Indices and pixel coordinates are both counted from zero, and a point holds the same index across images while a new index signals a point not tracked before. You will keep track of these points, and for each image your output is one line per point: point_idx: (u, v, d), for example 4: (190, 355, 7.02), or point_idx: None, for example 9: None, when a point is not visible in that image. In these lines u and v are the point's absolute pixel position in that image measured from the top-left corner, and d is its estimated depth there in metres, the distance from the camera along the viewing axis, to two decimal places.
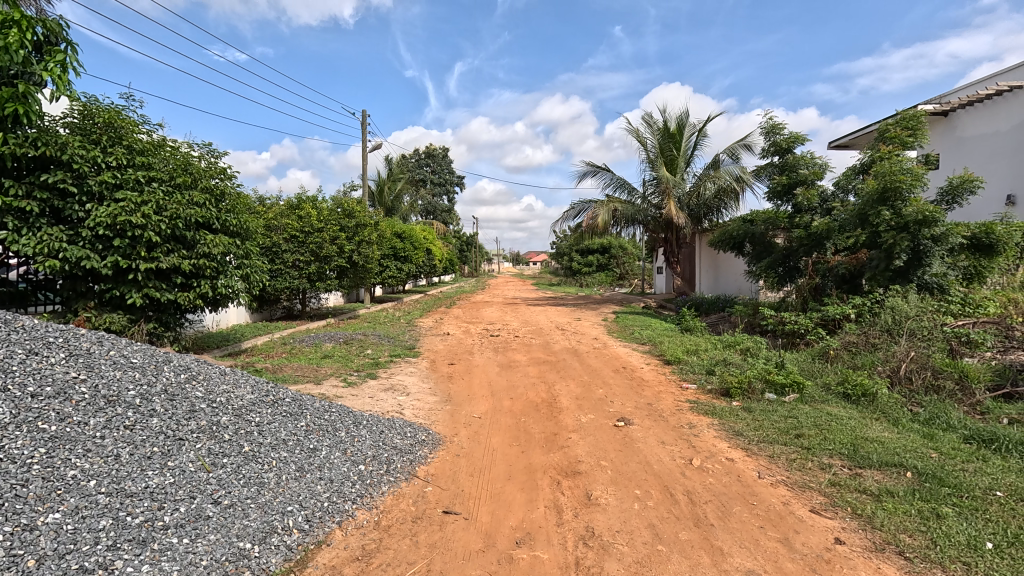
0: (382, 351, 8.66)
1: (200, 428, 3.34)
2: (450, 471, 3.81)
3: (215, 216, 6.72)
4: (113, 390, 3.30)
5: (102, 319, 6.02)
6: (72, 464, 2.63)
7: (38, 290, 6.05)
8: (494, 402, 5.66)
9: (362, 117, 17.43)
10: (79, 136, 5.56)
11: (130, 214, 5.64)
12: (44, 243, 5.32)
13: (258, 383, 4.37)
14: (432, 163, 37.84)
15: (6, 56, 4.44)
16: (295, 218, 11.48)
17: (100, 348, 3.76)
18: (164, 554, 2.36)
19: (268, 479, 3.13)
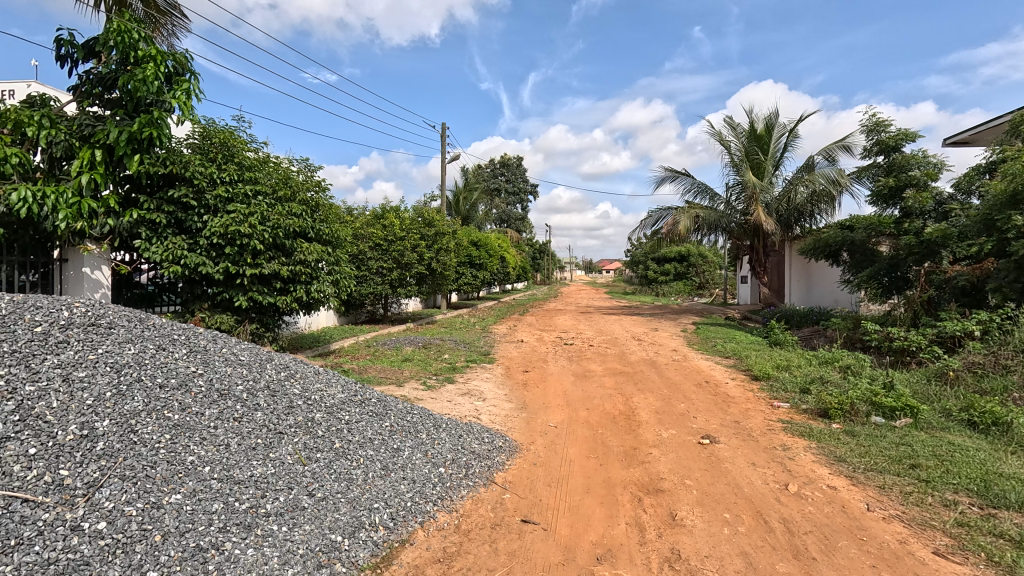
0: (458, 356, 8.88)
1: (297, 423, 3.58)
2: (528, 480, 3.79)
3: (310, 226, 7.22)
4: (224, 385, 3.62)
5: (214, 320, 6.69)
6: (191, 450, 2.90)
7: (163, 292, 6.83)
8: (570, 412, 5.58)
9: (441, 131, 18.10)
10: (200, 155, 6.22)
11: (239, 224, 6.22)
12: (169, 251, 6.02)
13: (347, 383, 4.60)
14: (506, 172, 38.46)
15: (144, 87, 5.24)
16: (379, 227, 12.13)
17: (215, 345, 4.17)
18: (265, 539, 2.53)
19: (356, 475, 3.28)
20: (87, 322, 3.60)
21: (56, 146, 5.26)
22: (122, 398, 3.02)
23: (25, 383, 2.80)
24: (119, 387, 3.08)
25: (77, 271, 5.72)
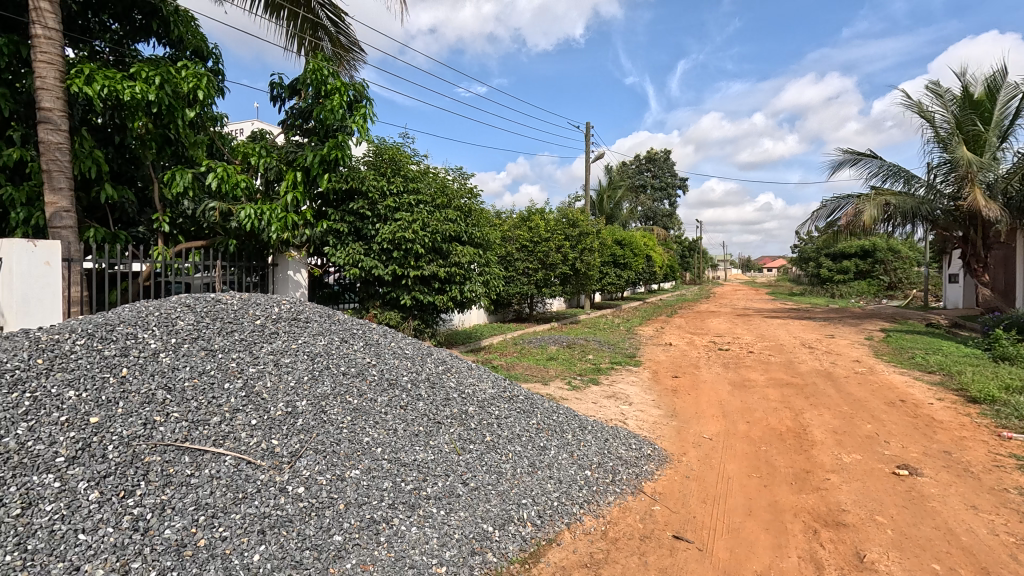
0: (603, 357, 8.75)
1: (453, 415, 3.85)
2: (680, 493, 3.56)
3: (464, 230, 7.74)
4: (393, 375, 4.04)
5: (384, 316, 7.53)
6: (366, 432, 3.28)
7: (345, 291, 7.77)
8: (727, 424, 5.13)
9: (586, 130, 18.07)
10: (373, 171, 7.06)
11: (404, 230, 6.90)
12: (350, 255, 6.93)
13: (497, 379, 4.82)
14: (653, 167, 36.98)
15: (332, 116, 6.25)
16: (525, 229, 12.54)
17: (385, 339, 4.68)
18: (427, 520, 2.75)
19: (505, 469, 3.41)
20: (291, 316, 4.30)
21: (269, 171, 6.49)
22: (315, 382, 3.54)
23: (249, 365, 3.45)
24: (314, 373, 3.63)
25: (285, 274, 6.85)
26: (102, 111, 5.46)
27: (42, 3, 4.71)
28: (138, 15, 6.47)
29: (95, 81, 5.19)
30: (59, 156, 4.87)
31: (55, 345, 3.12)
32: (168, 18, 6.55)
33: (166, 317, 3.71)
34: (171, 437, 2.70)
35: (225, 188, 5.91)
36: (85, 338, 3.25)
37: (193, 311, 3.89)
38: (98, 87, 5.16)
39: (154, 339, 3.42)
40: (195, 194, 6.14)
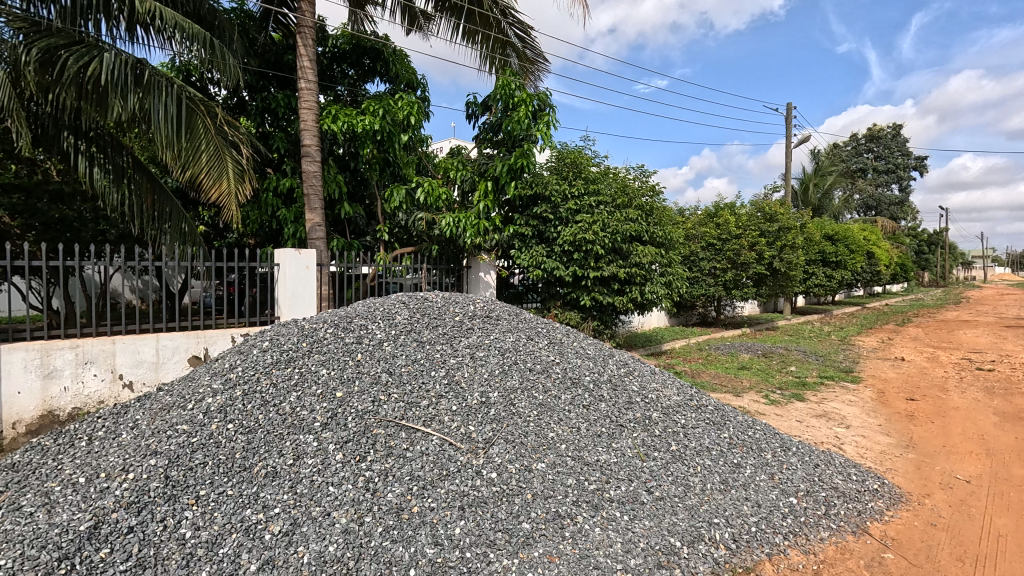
0: (809, 370, 7.63)
1: (636, 419, 3.75)
2: (921, 543, 2.90)
3: (645, 230, 7.52)
4: (576, 374, 4.11)
5: (564, 316, 7.72)
6: (552, 427, 3.38)
7: (528, 291, 8.17)
8: (992, 465, 4.02)
9: (787, 112, 16.02)
10: (556, 175, 7.28)
11: (584, 232, 6.96)
12: (534, 257, 7.27)
13: (683, 386, 4.56)
14: (875, 147, 31.01)
15: (518, 126, 6.86)
16: (712, 226, 11.65)
17: (568, 338, 4.79)
18: (610, 523, 2.72)
19: (693, 483, 3.20)
20: (484, 314, 4.70)
21: (465, 182, 7.21)
22: (505, 375, 3.79)
23: (450, 357, 3.87)
24: (504, 367, 3.89)
25: (476, 274, 7.47)
26: (343, 143, 6.80)
27: (305, 63, 6.06)
28: (367, 61, 7.80)
29: (339, 119, 6.52)
30: (314, 182, 6.13)
31: (313, 332, 3.95)
32: (388, 59, 7.75)
33: (387, 311, 4.38)
34: (391, 414, 3.17)
35: (430, 201, 6.86)
36: (332, 327, 4.03)
37: (407, 307, 4.51)
38: (340, 124, 6.51)
39: (379, 330, 4.06)
40: (407, 207, 7.13)
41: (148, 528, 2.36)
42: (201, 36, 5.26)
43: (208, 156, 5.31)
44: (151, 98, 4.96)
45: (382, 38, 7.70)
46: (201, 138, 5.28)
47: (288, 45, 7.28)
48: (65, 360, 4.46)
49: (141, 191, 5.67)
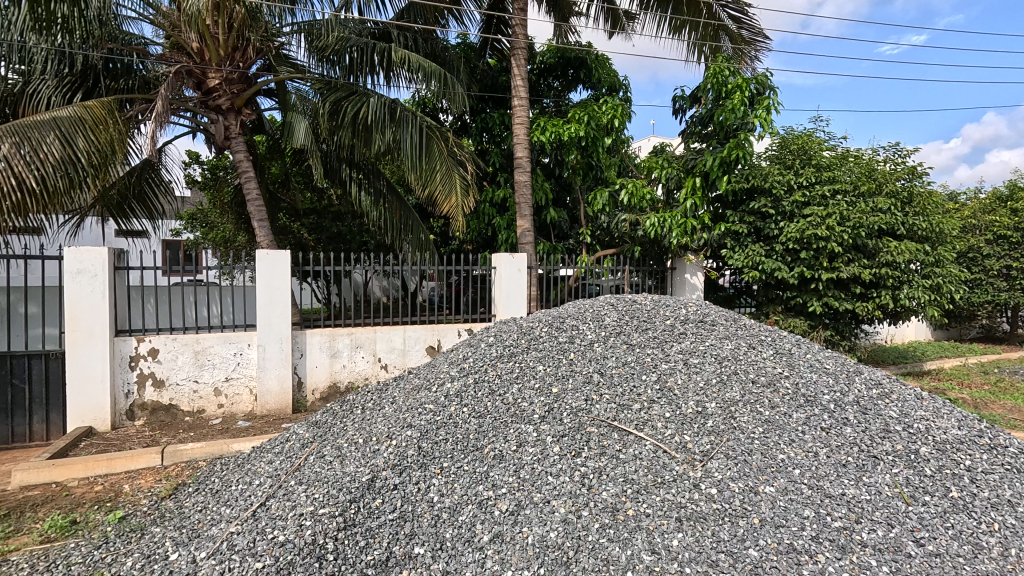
0: None
1: (896, 452, 3.09)
2: None
3: (901, 221, 6.19)
4: (811, 391, 3.58)
5: (788, 323, 6.79)
6: (781, 449, 3.00)
7: (740, 295, 7.48)
8: None
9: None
10: (778, 164, 6.47)
11: (816, 227, 5.99)
12: (749, 258, 6.50)
13: (965, 418, 3.60)
14: None
15: (733, 114, 6.34)
16: (1005, 213, 8.96)
17: (799, 350, 4.21)
18: (863, 571, 2.28)
19: (988, 544, 2.49)
20: (697, 318, 4.44)
21: (671, 180, 6.92)
22: (723, 385, 3.52)
23: (661, 361, 3.76)
24: (722, 376, 3.61)
25: (682, 276, 7.01)
26: (550, 152, 7.18)
27: (517, 81, 6.58)
28: (571, 71, 8.10)
29: (547, 130, 6.91)
30: (525, 191, 6.61)
31: (531, 330, 4.32)
32: (591, 66, 7.94)
33: (596, 313, 4.48)
34: (604, 414, 3.22)
35: (634, 201, 6.77)
36: (547, 326, 4.34)
37: (616, 309, 4.55)
38: (548, 135, 6.89)
39: (589, 331, 4.19)
40: (610, 209, 7.15)
41: (407, 488, 2.85)
42: (437, 73, 6.10)
43: (441, 176, 6.09)
44: (402, 131, 5.97)
45: (586, 46, 7.92)
46: (436, 160, 6.10)
47: (502, 68, 8.01)
48: (345, 344, 5.69)
49: (392, 209, 6.90)
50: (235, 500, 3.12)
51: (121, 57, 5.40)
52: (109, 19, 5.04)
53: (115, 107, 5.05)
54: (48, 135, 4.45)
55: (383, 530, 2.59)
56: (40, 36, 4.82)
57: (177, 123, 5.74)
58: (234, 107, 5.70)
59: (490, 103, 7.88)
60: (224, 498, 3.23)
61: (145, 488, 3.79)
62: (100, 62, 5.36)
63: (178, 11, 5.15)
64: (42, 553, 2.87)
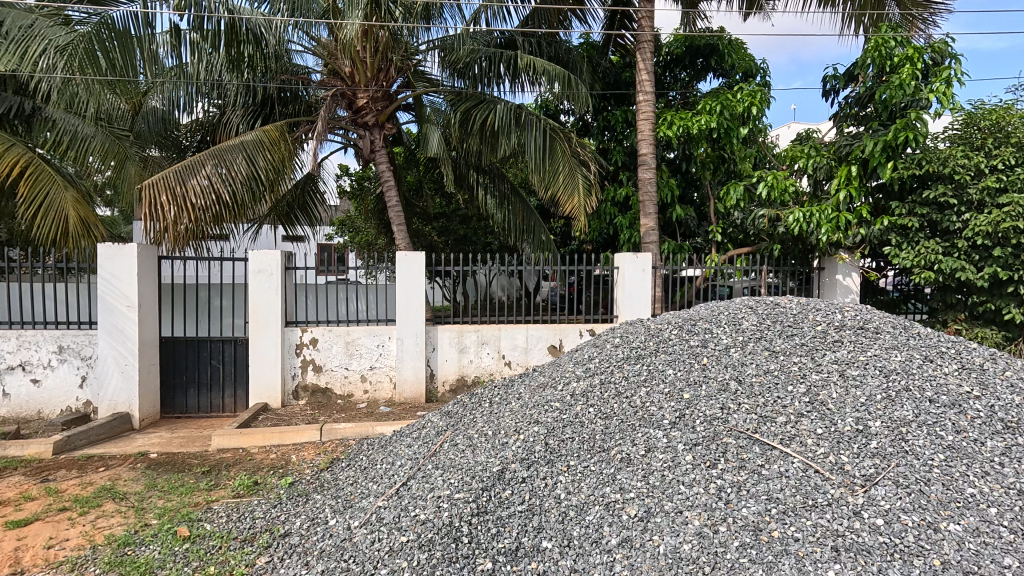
0: None
1: None
2: None
3: None
4: (1012, 416, 2.98)
5: (973, 333, 5.73)
6: (970, 481, 2.53)
7: (908, 299, 6.47)
8: None
9: None
10: (962, 146, 5.51)
11: (1016, 219, 5.06)
12: (921, 256, 5.54)
13: None
14: None
15: (901, 91, 5.49)
16: None
17: (995, 366, 3.52)
18: None
19: None
20: (857, 325, 3.92)
21: (819, 171, 6.17)
22: (891, 403, 3.06)
23: (812, 371, 3.39)
24: (889, 392, 3.15)
25: (831, 277, 6.22)
26: (677, 146, 6.85)
27: (643, 76, 6.38)
28: (701, 60, 7.65)
29: (674, 124, 6.60)
30: (650, 188, 6.39)
31: (659, 332, 4.18)
32: (724, 52, 7.42)
33: (733, 316, 4.18)
34: (743, 425, 2.99)
35: (774, 195, 6.16)
36: (677, 328, 4.16)
37: (756, 312, 4.20)
38: (675, 129, 6.58)
39: (725, 335, 3.92)
40: (745, 205, 6.59)
41: (536, 482, 2.92)
42: (561, 75, 6.14)
43: (564, 176, 6.11)
44: (527, 134, 6.12)
45: (718, 31, 7.42)
46: (559, 161, 6.15)
47: (626, 63, 7.83)
48: (472, 340, 5.99)
49: (516, 211, 7.10)
50: (380, 478, 3.45)
51: (290, 86, 6.26)
52: (282, 54, 5.87)
53: (286, 129, 5.87)
54: (238, 156, 5.29)
55: (513, 520, 2.68)
56: (232, 75, 5.76)
57: (332, 140, 6.50)
58: (378, 122, 6.31)
59: (612, 100, 7.74)
60: (372, 474, 3.59)
61: (308, 459, 4.35)
62: (276, 93, 6.27)
63: (334, 41, 5.83)
64: (236, 506, 3.44)
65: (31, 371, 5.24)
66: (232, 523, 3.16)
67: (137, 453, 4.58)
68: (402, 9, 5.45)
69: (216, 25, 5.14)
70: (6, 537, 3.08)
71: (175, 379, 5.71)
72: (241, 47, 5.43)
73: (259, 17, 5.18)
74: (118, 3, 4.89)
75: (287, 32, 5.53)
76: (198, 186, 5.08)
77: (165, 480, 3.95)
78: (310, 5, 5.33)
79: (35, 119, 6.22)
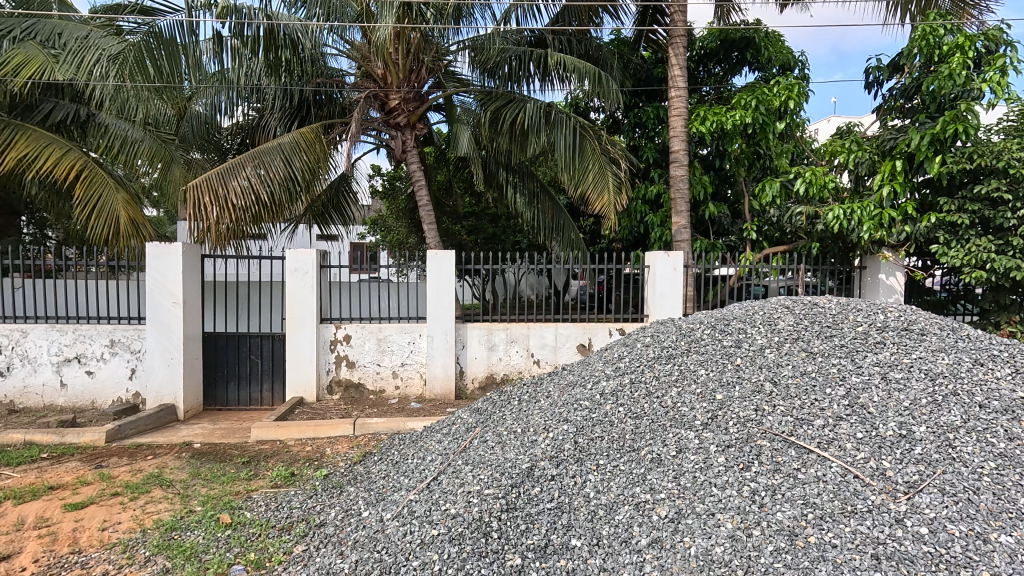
0: None
1: None
2: None
3: None
4: None
5: None
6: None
7: (957, 300, 6.19)
8: None
9: None
10: (1016, 138, 5.23)
11: None
12: (972, 254, 5.29)
13: None
14: None
15: (950, 81, 5.22)
16: None
17: None
18: None
19: None
20: (901, 326, 3.77)
21: (861, 166, 5.95)
22: (938, 408, 2.93)
23: (852, 374, 3.28)
24: (935, 397, 3.02)
25: (874, 277, 6.00)
26: (711, 142, 6.71)
27: (675, 71, 6.27)
28: (735, 54, 7.47)
29: (707, 120, 6.45)
30: (682, 186, 6.28)
31: (691, 332, 4.12)
32: (760, 45, 7.20)
33: (768, 316, 4.08)
34: (779, 428, 2.92)
35: (813, 191, 5.95)
36: (710, 327, 4.09)
37: (793, 312, 4.09)
38: (709, 124, 6.43)
39: (760, 335, 3.83)
40: (782, 201, 6.39)
41: (565, 480, 2.92)
42: (591, 72, 6.11)
43: (594, 175, 6.07)
44: (556, 133, 6.11)
45: (754, 23, 7.22)
46: (589, 159, 6.11)
47: (658, 59, 7.71)
48: (502, 338, 6.03)
49: (546, 209, 7.10)
50: (411, 472, 3.52)
51: (326, 89, 6.42)
52: (317, 58, 6.02)
53: (321, 131, 6.03)
54: (276, 157, 5.46)
55: (542, 517, 2.69)
56: (271, 79, 5.95)
57: (365, 141, 6.62)
58: (410, 123, 6.40)
59: (643, 96, 7.64)
60: (403, 468, 3.67)
61: (342, 452, 4.47)
62: (311, 96, 6.44)
63: (368, 44, 5.94)
64: (274, 495, 3.57)
65: (86, 363, 5.54)
66: (270, 512, 3.28)
67: (182, 443, 4.80)
68: (434, 10, 5.55)
69: (257, 32, 5.31)
70: (65, 519, 3.28)
71: (216, 373, 5.95)
72: (279, 52, 5.61)
73: (296, 22, 5.32)
74: (165, 12, 5.10)
75: (323, 36, 5.65)
76: (239, 187, 5.26)
77: (208, 469, 4.12)
78: (345, 9, 5.44)
79: (90, 125, 6.56)
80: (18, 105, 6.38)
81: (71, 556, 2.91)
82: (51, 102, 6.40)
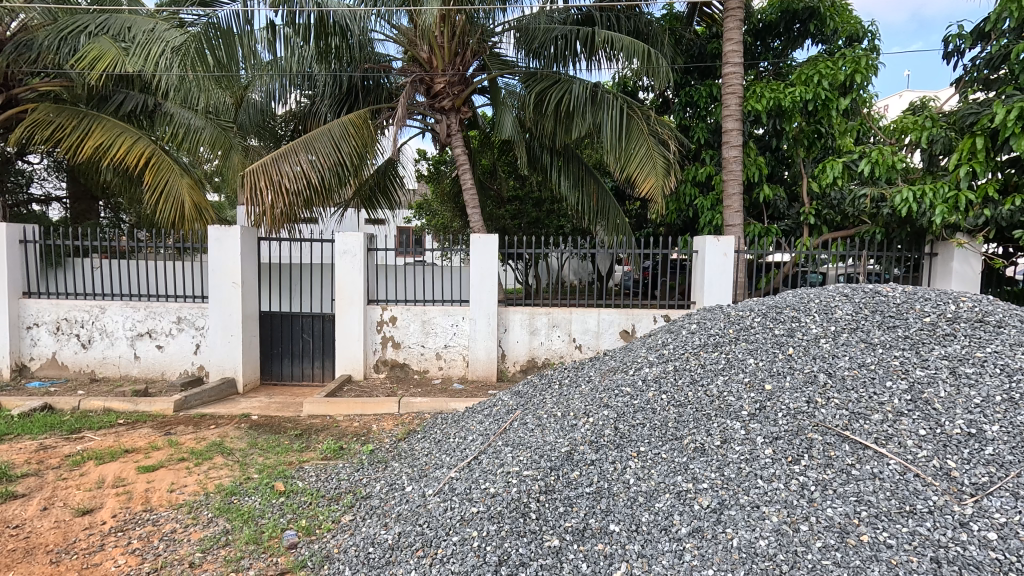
0: None
1: None
2: None
3: None
4: None
5: None
6: None
7: None
8: None
9: None
10: None
11: None
12: None
13: None
14: None
15: None
16: None
17: None
18: None
19: None
20: (975, 318, 3.49)
21: (935, 144, 5.49)
22: (1014, 407, 2.70)
23: (916, 368, 3.07)
24: (1012, 395, 2.77)
25: (946, 264, 5.59)
26: (767, 121, 6.36)
27: (730, 46, 5.95)
28: (797, 25, 6.99)
29: (764, 97, 6.12)
30: (735, 167, 5.99)
31: (741, 320, 3.96)
32: (825, 15, 6.69)
33: (825, 305, 3.87)
34: (832, 422, 2.79)
35: (879, 172, 5.55)
36: (761, 316, 3.92)
37: (853, 301, 3.86)
38: (765, 102, 6.10)
39: (816, 324, 3.65)
40: (844, 183, 6.00)
41: (605, 465, 2.91)
42: (640, 50, 5.89)
43: (641, 157, 5.89)
44: (602, 114, 5.97)
45: None
46: (636, 141, 5.94)
47: (711, 34, 7.36)
48: (543, 323, 6.02)
49: (591, 192, 6.99)
50: (453, 451, 3.60)
51: (373, 74, 6.50)
52: (365, 43, 6.08)
53: (369, 116, 6.13)
54: (326, 142, 5.62)
55: (581, 501, 2.70)
56: (321, 66, 6.11)
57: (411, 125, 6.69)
58: (454, 106, 6.41)
59: (695, 74, 7.32)
60: (445, 447, 3.75)
61: (387, 429, 4.63)
62: (360, 81, 6.53)
63: (413, 28, 5.95)
64: (323, 467, 3.74)
65: (156, 338, 5.96)
66: (320, 483, 3.45)
67: (241, 415, 5.10)
68: None
69: (307, 19, 5.41)
70: (138, 480, 3.57)
71: (272, 350, 6.26)
72: (329, 39, 5.81)
73: (344, 8, 5.33)
74: (222, 4, 5.29)
75: (370, 22, 5.71)
76: (291, 172, 5.46)
77: (264, 440, 4.37)
78: None
79: (158, 114, 6.94)
80: (94, 96, 6.83)
81: (143, 514, 3.17)
82: (123, 93, 6.84)
